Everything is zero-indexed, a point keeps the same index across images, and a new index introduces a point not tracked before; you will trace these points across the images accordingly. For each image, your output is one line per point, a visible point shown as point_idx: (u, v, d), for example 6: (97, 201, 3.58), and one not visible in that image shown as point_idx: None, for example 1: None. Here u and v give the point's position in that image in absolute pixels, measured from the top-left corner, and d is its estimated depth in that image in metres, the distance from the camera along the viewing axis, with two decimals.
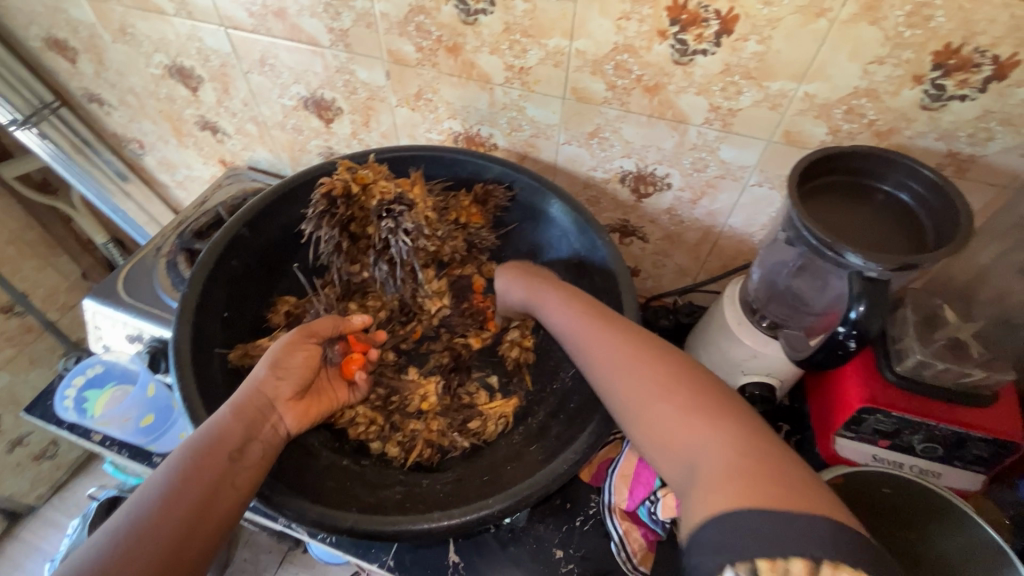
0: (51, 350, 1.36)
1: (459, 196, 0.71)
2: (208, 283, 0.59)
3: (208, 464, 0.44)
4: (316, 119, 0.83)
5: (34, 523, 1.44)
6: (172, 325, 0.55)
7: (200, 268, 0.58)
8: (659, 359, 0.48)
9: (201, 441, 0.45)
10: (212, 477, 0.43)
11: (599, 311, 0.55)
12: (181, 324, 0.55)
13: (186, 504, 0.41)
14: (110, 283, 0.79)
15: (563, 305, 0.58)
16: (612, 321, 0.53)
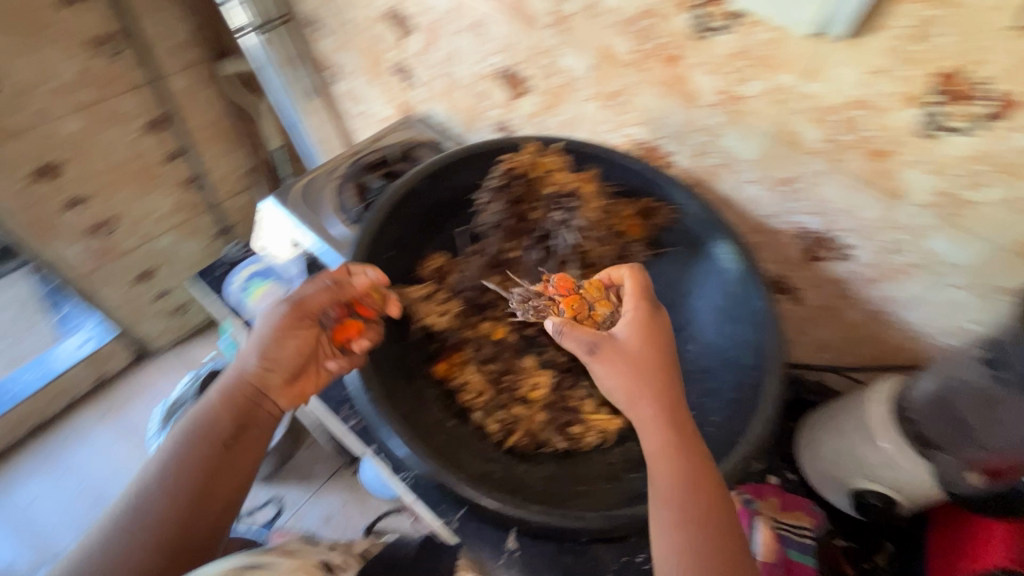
0: (207, 227, 1.61)
1: (621, 205, 0.69)
2: (384, 223, 0.64)
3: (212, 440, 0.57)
4: (503, 91, 0.85)
5: (152, 366, 1.73)
6: (353, 249, 0.62)
7: (382, 208, 0.63)
8: (664, 463, 0.48)
9: (194, 430, 0.57)
10: (209, 452, 0.56)
11: (647, 392, 0.51)
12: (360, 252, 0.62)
13: (193, 465, 0.55)
14: (284, 191, 0.88)
15: (616, 364, 0.53)
16: (648, 398, 0.51)
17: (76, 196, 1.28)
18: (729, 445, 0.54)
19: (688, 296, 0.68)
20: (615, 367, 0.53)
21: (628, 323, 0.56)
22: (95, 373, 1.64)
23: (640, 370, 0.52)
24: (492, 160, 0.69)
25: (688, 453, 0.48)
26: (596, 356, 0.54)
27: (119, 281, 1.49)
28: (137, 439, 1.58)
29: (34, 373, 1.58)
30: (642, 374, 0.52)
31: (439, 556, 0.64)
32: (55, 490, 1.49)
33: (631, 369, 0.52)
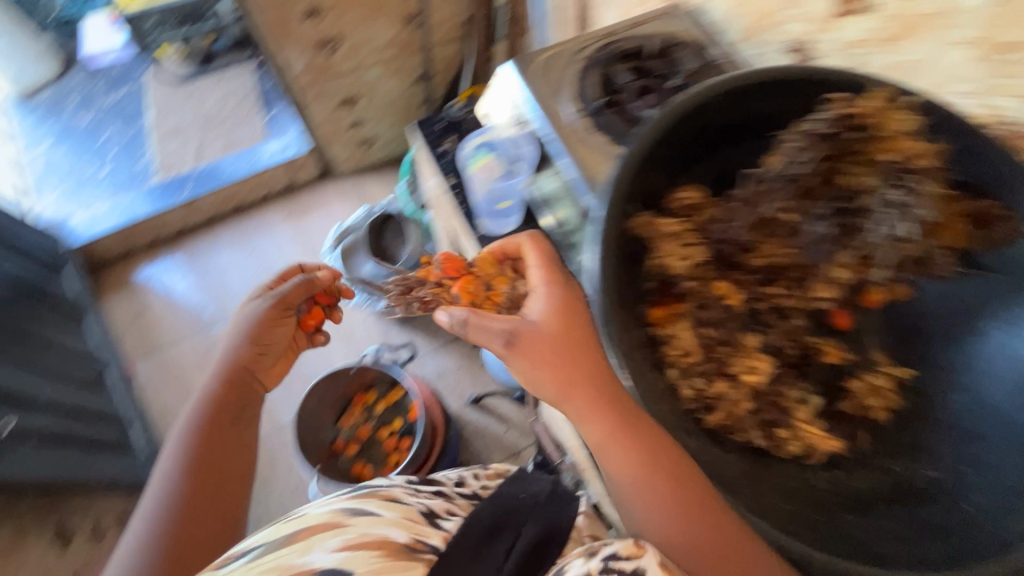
0: (413, 69, 1.61)
1: (957, 201, 0.52)
2: (664, 134, 0.55)
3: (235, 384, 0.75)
4: (829, 2, 0.68)
5: (332, 186, 1.89)
6: (622, 154, 0.54)
7: (667, 117, 0.54)
8: (612, 444, 0.56)
9: (203, 407, 0.71)
10: (237, 392, 0.74)
11: (580, 385, 0.58)
12: (631, 161, 0.54)
13: (231, 398, 0.73)
14: (529, 58, 0.81)
15: (538, 359, 0.59)
16: (584, 385, 0.58)
17: (316, 6, 1.30)
18: (997, 540, 0.44)
19: (981, 335, 0.52)
20: (541, 367, 0.59)
21: (545, 306, 0.62)
22: (287, 177, 1.82)
23: (550, 352, 0.59)
24: (811, 94, 0.56)
25: (622, 427, 0.56)
26: (513, 350, 0.60)
27: (327, 101, 1.58)
28: (308, 247, 1.78)
29: (245, 160, 1.79)
30: (555, 353, 0.59)
31: (559, 514, 0.70)
32: (241, 264, 1.76)
33: (567, 375, 0.58)
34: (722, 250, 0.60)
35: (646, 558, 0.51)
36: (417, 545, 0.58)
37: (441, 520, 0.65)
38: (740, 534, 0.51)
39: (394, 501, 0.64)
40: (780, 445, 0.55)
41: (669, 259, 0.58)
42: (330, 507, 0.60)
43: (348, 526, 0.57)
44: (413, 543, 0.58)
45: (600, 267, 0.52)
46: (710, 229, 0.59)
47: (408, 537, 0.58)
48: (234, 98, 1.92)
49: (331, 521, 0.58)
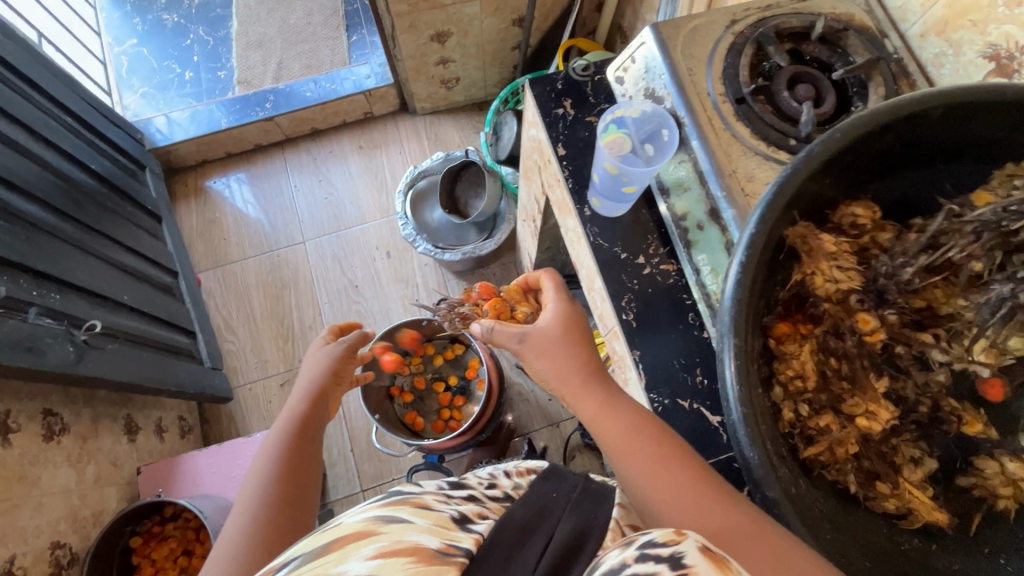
0: (512, 11, 1.50)
1: None
2: (860, 137, 0.48)
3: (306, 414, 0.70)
4: None
5: (408, 123, 1.84)
6: (804, 148, 0.48)
7: (872, 117, 0.48)
8: (630, 452, 0.53)
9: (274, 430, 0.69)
10: (312, 428, 0.69)
11: (588, 386, 0.59)
12: (812, 159, 0.48)
13: (303, 429, 0.68)
14: (678, 26, 0.73)
15: (552, 360, 0.61)
16: (594, 392, 0.59)
17: None
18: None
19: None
20: (552, 360, 0.61)
21: (553, 312, 0.65)
22: (364, 108, 1.78)
23: (558, 347, 0.62)
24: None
25: (621, 414, 0.56)
26: (527, 343, 0.63)
27: (418, 34, 1.50)
28: (378, 183, 1.75)
29: (327, 84, 1.72)
30: (556, 350, 0.61)
31: (599, 505, 0.48)
32: (310, 191, 1.75)
33: (581, 381, 0.60)
34: (874, 278, 0.55)
35: (686, 542, 0.38)
36: (451, 549, 0.43)
37: (472, 523, 0.47)
38: (785, 540, 0.43)
39: (427, 506, 0.47)
40: (875, 499, 0.50)
41: (818, 277, 0.53)
42: (365, 513, 0.45)
43: (381, 534, 0.42)
44: (445, 548, 0.42)
45: (741, 265, 0.47)
46: (875, 263, 0.55)
47: (440, 541, 0.43)
48: (320, 16, 1.85)
49: (365, 528, 0.43)
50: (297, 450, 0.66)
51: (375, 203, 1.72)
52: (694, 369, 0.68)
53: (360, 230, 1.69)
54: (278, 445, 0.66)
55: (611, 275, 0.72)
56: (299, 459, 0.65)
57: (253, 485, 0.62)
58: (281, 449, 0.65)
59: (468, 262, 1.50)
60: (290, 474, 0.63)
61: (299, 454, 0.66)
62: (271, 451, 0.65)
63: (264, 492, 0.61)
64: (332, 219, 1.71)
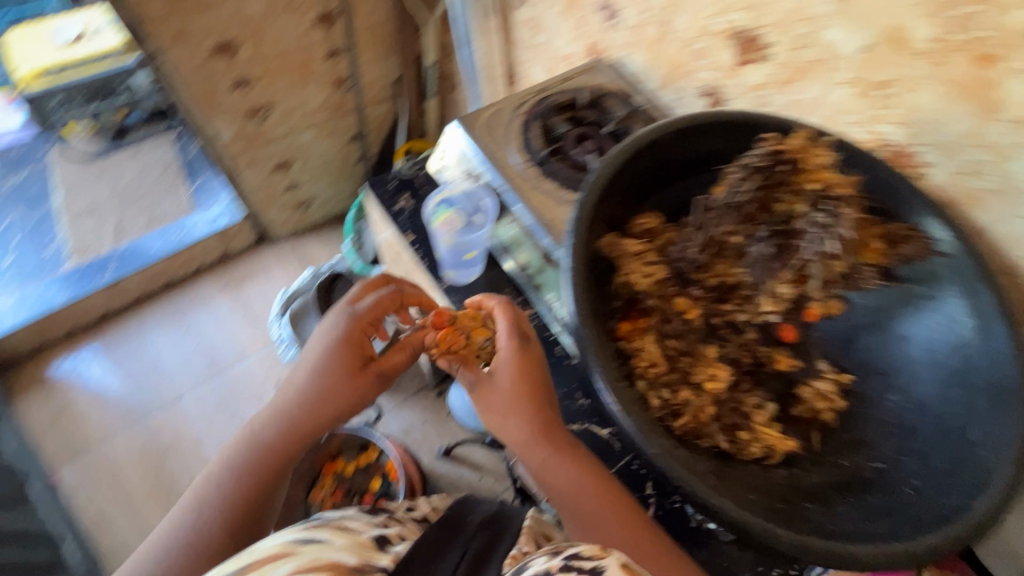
0: (346, 130, 1.64)
1: (868, 224, 0.61)
2: (622, 165, 0.59)
3: (281, 438, 0.64)
4: (730, 53, 0.77)
5: (270, 250, 1.84)
6: (584, 183, 0.58)
7: (625, 149, 0.59)
8: (578, 490, 0.59)
9: (241, 446, 0.64)
10: (279, 455, 0.64)
11: (542, 434, 0.62)
12: (594, 189, 0.58)
13: (267, 459, 0.63)
14: (473, 117, 0.87)
15: (506, 416, 0.63)
16: (546, 438, 0.61)
17: (244, 77, 1.32)
18: (941, 518, 0.47)
19: (904, 340, 0.61)
20: (503, 416, 0.63)
21: (507, 365, 0.65)
22: (222, 247, 1.76)
23: (512, 407, 0.63)
24: (752, 138, 0.61)
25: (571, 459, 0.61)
26: (480, 395, 0.66)
27: (260, 167, 1.56)
28: (251, 317, 1.70)
29: (175, 235, 1.70)
30: (512, 410, 0.63)
31: (507, 521, 0.55)
32: (178, 343, 1.65)
33: (533, 428, 0.62)
34: (679, 268, 0.64)
35: (609, 556, 0.42)
36: (366, 565, 0.48)
37: (392, 545, 0.52)
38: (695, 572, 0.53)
39: (347, 529, 0.52)
40: (743, 448, 0.58)
41: (633, 276, 0.61)
42: (281, 538, 0.49)
43: (296, 555, 0.47)
44: (362, 564, 0.47)
45: (572, 282, 0.55)
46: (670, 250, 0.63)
47: (357, 559, 0.48)
48: (155, 172, 1.83)
49: (282, 550, 0.47)
50: (256, 481, 0.62)
51: (253, 336, 1.66)
52: (575, 393, 0.76)
53: (243, 367, 1.61)
54: (239, 465, 0.63)
55: None
56: (251, 492, 0.61)
57: (199, 504, 0.61)
58: (241, 471, 0.62)
59: None
60: (237, 508, 0.60)
61: (257, 486, 0.62)
62: (230, 471, 0.62)
63: (202, 522, 0.59)
64: (209, 364, 1.62)
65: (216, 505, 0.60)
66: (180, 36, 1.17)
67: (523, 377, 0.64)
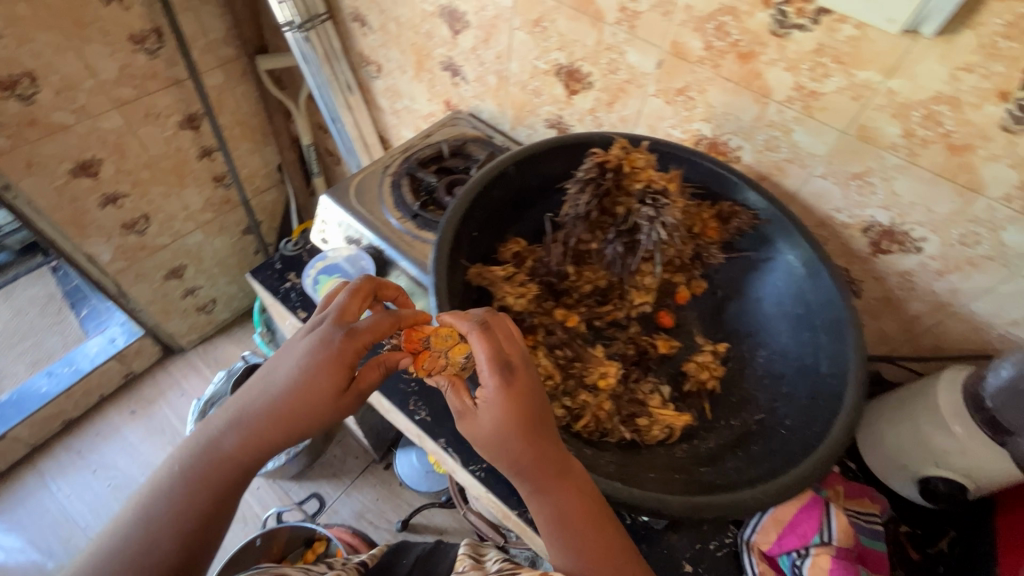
0: (236, 224, 1.62)
1: (701, 208, 0.70)
2: (473, 202, 0.63)
3: (242, 454, 0.52)
4: (561, 87, 0.86)
5: (180, 362, 1.74)
6: (437, 226, 0.61)
7: (470, 188, 0.63)
8: (565, 527, 0.48)
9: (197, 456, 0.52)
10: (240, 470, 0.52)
11: (542, 464, 0.48)
12: (446, 228, 0.60)
13: (224, 475, 0.51)
14: (344, 187, 0.90)
15: (495, 450, 0.48)
16: (544, 469, 0.48)
17: (113, 193, 1.28)
18: (808, 447, 0.53)
19: (758, 300, 0.69)
20: (492, 451, 0.49)
21: (490, 400, 0.48)
22: (123, 370, 1.64)
23: (498, 442, 0.48)
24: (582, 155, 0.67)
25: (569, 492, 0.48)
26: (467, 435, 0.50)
27: (150, 278, 1.50)
28: (168, 437, 1.58)
29: (64, 370, 1.57)
30: (498, 449, 0.48)
31: (444, 550, 0.67)
32: (86, 487, 1.49)
33: (531, 455, 0.48)
34: (547, 282, 0.68)
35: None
36: None
37: None
38: None
39: None
40: (646, 433, 0.62)
41: (508, 298, 0.65)
42: None
43: None
44: None
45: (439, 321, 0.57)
46: (536, 268, 0.68)
47: None
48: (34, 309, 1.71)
49: None
50: (208, 502, 0.50)
51: None
52: None
53: None
54: (189, 475, 0.50)
55: (390, 389, 0.78)
56: (200, 515, 0.49)
57: (143, 515, 0.49)
58: (192, 484, 0.50)
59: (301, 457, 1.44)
60: (184, 533, 0.48)
61: (210, 508, 0.50)
62: (179, 482, 0.50)
63: (143, 543, 0.47)
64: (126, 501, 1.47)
65: (156, 527, 0.48)
66: (35, 165, 1.11)
67: (524, 401, 0.48)
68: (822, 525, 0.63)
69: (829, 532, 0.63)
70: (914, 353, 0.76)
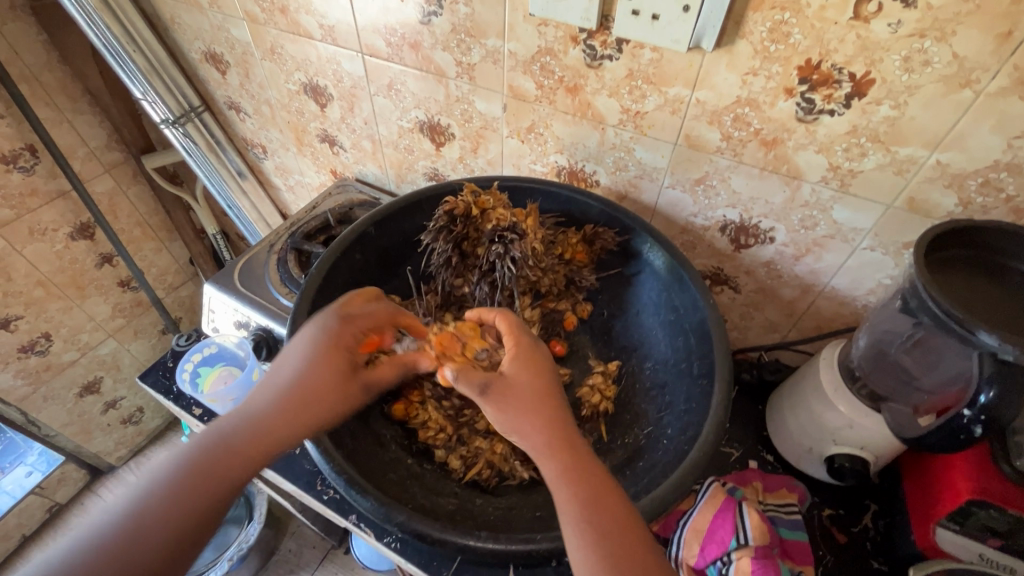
0: (152, 324, 1.57)
1: (567, 234, 0.72)
2: (332, 268, 0.63)
3: (253, 449, 0.47)
4: (428, 142, 0.89)
5: (111, 482, 1.63)
6: (294, 299, 0.60)
7: (328, 255, 0.63)
8: (573, 493, 0.45)
9: (208, 441, 0.47)
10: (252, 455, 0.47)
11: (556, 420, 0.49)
12: (302, 300, 0.60)
13: (236, 458, 0.46)
14: (227, 272, 0.87)
15: (522, 413, 0.50)
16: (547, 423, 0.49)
17: (4, 318, 1.21)
18: (682, 453, 0.53)
19: (638, 313, 0.71)
20: (513, 413, 0.50)
21: (515, 358, 0.54)
22: (45, 504, 1.51)
23: (529, 404, 0.50)
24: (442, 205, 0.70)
25: (574, 456, 0.47)
26: (487, 398, 0.52)
27: (62, 398, 1.42)
28: None
29: None
30: (532, 408, 0.50)
31: None
32: None
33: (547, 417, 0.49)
34: None
35: None
36: None
37: None
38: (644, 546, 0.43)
39: None
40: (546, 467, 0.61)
41: None
42: None
43: None
44: None
45: None
46: None
47: None
48: None
49: None
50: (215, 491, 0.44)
51: None
52: None
53: None
54: (193, 462, 0.45)
55: (294, 473, 0.73)
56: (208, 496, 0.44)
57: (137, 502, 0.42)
58: (196, 474, 0.44)
59: (250, 559, 1.34)
60: (189, 518, 0.43)
61: (209, 503, 0.44)
62: (183, 470, 0.45)
63: (140, 527, 0.41)
64: None
65: (141, 520, 0.42)
66: None
67: (538, 371, 0.53)
68: (737, 528, 0.62)
69: (745, 533, 0.62)
70: (802, 335, 0.78)
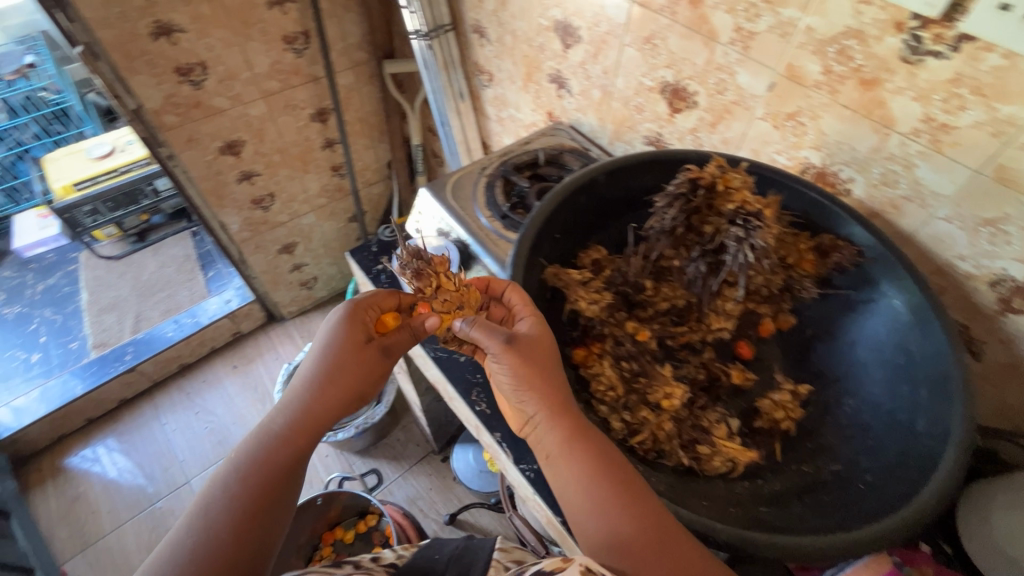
0: (344, 210, 1.78)
1: (798, 238, 0.67)
2: (561, 203, 0.65)
3: (298, 431, 0.55)
4: (664, 105, 0.86)
5: (279, 329, 1.94)
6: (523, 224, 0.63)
7: (563, 189, 0.65)
8: (564, 454, 0.51)
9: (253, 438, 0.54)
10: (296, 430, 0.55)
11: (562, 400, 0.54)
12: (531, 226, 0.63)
13: (285, 441, 0.54)
14: (441, 182, 0.95)
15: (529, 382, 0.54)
16: (538, 391, 0.54)
17: (249, 171, 1.45)
18: (893, 504, 0.48)
19: (853, 344, 0.64)
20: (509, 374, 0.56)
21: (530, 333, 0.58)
22: (232, 329, 1.83)
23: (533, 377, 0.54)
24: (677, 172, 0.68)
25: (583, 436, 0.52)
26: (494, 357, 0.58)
27: (267, 250, 1.68)
28: (258, 394, 1.76)
29: (187, 321, 1.78)
30: (543, 381, 0.54)
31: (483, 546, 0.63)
32: (188, 426, 1.68)
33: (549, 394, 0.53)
34: (623, 292, 0.70)
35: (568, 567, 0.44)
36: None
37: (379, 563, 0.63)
38: (662, 520, 0.46)
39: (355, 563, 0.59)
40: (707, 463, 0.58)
41: (580, 302, 0.66)
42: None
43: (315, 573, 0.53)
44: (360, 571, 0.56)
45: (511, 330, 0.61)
46: (611, 276, 0.70)
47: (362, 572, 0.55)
48: (174, 266, 1.99)
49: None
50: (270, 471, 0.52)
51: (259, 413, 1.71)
52: None
53: None
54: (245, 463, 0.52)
55: (457, 377, 0.81)
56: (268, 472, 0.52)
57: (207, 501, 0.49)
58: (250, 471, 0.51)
59: (368, 437, 1.52)
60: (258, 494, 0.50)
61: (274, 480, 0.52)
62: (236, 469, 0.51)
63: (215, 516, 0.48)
64: (219, 441, 1.65)
65: (224, 523, 0.48)
66: (192, 140, 1.29)
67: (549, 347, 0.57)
68: None
69: None
70: None
